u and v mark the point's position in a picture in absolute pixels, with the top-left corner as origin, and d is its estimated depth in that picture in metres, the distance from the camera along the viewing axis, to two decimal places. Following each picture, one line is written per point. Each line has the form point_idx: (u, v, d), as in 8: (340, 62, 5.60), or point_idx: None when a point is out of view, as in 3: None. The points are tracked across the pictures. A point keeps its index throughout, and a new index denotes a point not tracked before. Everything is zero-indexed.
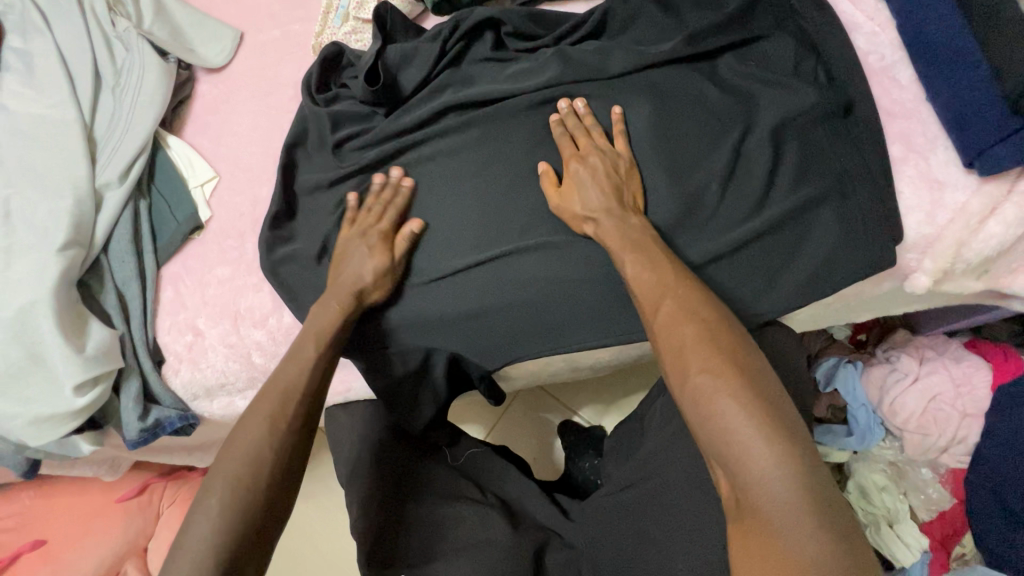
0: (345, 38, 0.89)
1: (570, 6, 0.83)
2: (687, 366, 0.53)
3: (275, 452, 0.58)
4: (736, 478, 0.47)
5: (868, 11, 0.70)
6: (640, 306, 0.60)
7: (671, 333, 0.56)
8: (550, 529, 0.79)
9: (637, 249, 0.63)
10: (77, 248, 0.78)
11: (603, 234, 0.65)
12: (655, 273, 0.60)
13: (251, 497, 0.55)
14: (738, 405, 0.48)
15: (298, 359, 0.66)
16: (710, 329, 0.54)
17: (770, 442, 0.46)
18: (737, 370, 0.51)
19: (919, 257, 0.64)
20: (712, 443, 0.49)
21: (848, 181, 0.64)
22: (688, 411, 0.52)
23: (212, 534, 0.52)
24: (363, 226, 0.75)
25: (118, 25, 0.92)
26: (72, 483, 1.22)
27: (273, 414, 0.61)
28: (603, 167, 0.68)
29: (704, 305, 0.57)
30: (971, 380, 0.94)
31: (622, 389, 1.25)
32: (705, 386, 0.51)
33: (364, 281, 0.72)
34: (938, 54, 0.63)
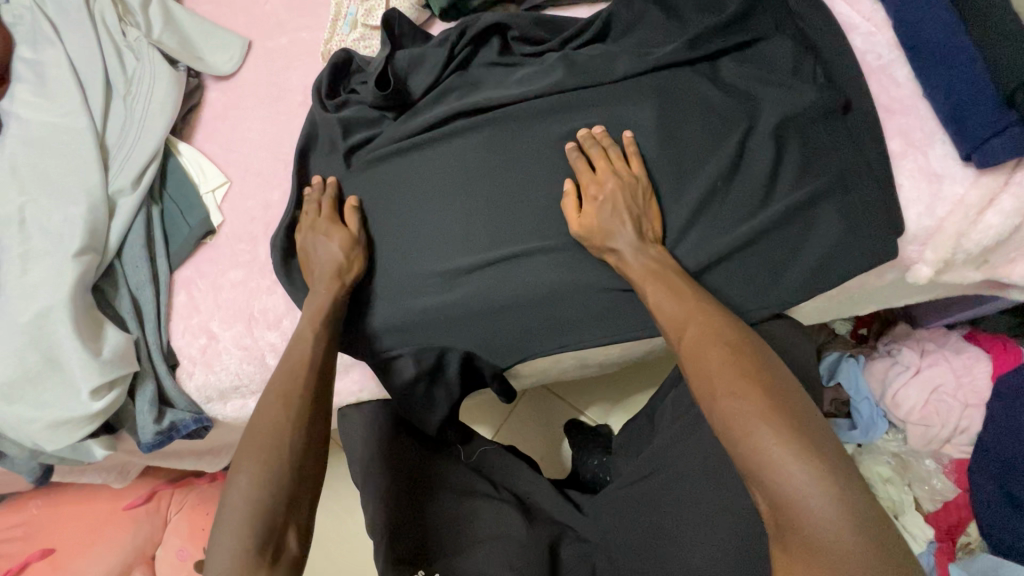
0: (353, 45, 0.91)
1: (574, 11, 0.85)
2: (714, 388, 0.54)
3: (293, 420, 0.61)
4: (773, 498, 0.48)
5: (864, 13, 0.72)
6: (667, 333, 0.62)
7: (697, 357, 0.57)
8: (562, 523, 0.80)
9: (664, 282, 0.64)
10: (92, 254, 0.79)
11: (623, 258, 0.67)
12: (677, 300, 0.62)
13: (280, 467, 0.57)
14: (770, 425, 0.49)
15: (306, 336, 0.69)
16: (733, 350, 0.56)
17: (804, 460, 0.47)
18: (763, 391, 0.52)
19: (920, 249, 0.66)
20: (745, 464, 0.50)
21: (849, 177, 0.66)
22: (719, 433, 0.53)
23: (247, 509, 0.55)
24: (309, 222, 0.79)
25: (128, 35, 0.94)
26: (79, 492, 1.22)
27: (289, 388, 0.63)
28: (621, 195, 0.68)
29: (724, 327, 0.59)
30: (971, 370, 0.96)
31: (627, 389, 1.26)
32: (734, 408, 0.52)
33: (337, 257, 0.76)
34: (933, 51, 0.65)
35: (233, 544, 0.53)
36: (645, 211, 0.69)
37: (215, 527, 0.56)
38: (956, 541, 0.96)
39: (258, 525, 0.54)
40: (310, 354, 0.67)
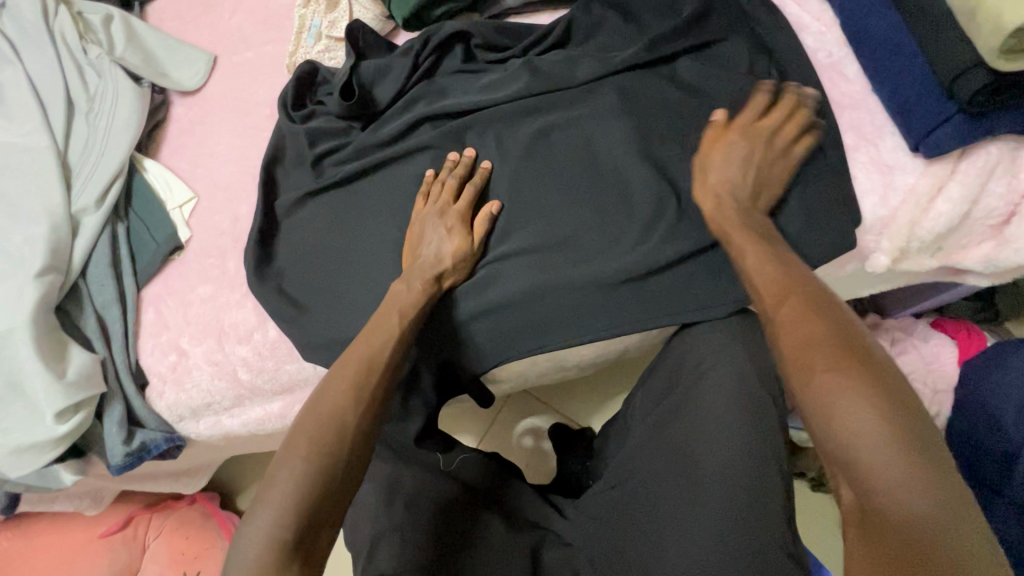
0: (319, 57, 0.91)
1: (536, 18, 0.86)
2: (811, 364, 0.48)
3: (357, 416, 0.58)
4: (861, 493, 0.43)
5: (813, 13, 0.74)
6: (760, 301, 0.56)
7: (794, 327, 0.51)
8: (544, 526, 0.80)
9: (754, 236, 0.60)
10: (55, 273, 0.78)
11: (723, 207, 0.64)
12: (779, 267, 0.56)
13: (334, 461, 0.55)
14: (875, 411, 0.43)
15: (382, 330, 0.66)
16: (839, 327, 0.49)
17: (909, 458, 0.41)
18: (868, 373, 0.45)
19: (877, 238, 0.67)
20: (834, 445, 0.44)
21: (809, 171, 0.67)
22: (805, 410, 0.47)
23: (288, 502, 0.52)
24: (437, 209, 0.75)
25: (90, 53, 0.93)
26: (52, 520, 1.19)
27: (358, 383, 0.61)
28: (758, 142, 0.65)
29: (832, 303, 0.51)
30: (940, 357, 0.98)
31: (609, 391, 1.27)
32: (831, 386, 0.46)
33: (442, 262, 0.73)
34: (878, 48, 0.66)
35: (261, 539, 0.50)
36: (767, 170, 0.65)
37: (253, 503, 0.53)
38: None
39: (298, 516, 0.51)
40: (387, 353, 0.64)
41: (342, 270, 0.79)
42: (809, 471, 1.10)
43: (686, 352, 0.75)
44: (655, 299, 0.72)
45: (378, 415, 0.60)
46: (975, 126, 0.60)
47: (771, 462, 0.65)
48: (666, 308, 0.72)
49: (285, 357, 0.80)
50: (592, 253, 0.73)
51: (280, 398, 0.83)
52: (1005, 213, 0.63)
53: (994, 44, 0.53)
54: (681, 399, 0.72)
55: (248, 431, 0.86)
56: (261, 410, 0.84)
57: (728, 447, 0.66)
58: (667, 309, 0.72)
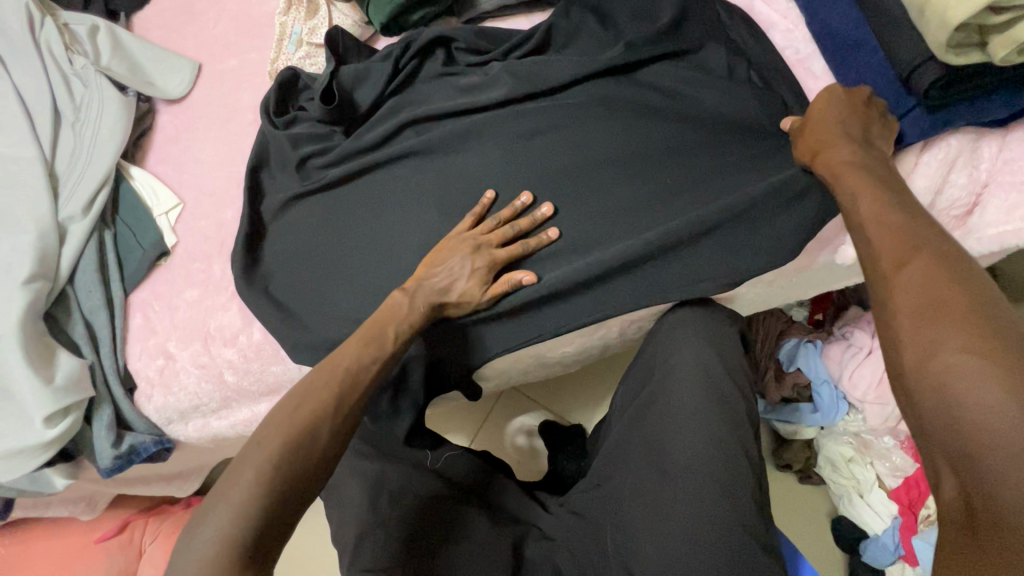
0: (300, 63, 0.93)
1: (513, 21, 0.88)
2: (933, 335, 0.44)
3: (331, 428, 0.60)
4: (973, 481, 0.38)
5: (781, 11, 0.75)
6: (877, 262, 0.51)
7: (921, 298, 0.46)
8: (527, 522, 0.82)
9: (869, 184, 0.56)
10: (42, 280, 0.79)
11: (825, 149, 0.61)
12: (908, 228, 0.51)
13: (299, 471, 0.57)
14: (1004, 400, 0.38)
15: (374, 342, 0.67)
16: (973, 301, 0.44)
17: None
18: (1008, 358, 0.40)
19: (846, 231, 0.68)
20: (949, 433, 0.40)
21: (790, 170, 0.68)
22: (918, 390, 0.43)
23: (248, 506, 0.53)
24: (477, 243, 0.72)
25: (75, 63, 0.94)
26: (48, 526, 1.20)
27: (338, 394, 0.62)
28: (865, 107, 0.62)
29: (972, 276, 0.46)
30: None
31: (599, 390, 1.29)
32: (959, 369, 0.41)
33: (449, 294, 0.72)
34: (841, 45, 0.67)
35: (218, 538, 0.52)
36: (873, 128, 0.62)
37: (211, 498, 0.55)
38: (916, 513, 0.98)
39: (255, 520, 0.53)
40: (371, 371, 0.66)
41: (327, 271, 0.81)
42: (796, 463, 1.12)
43: (665, 345, 0.75)
44: (630, 292, 0.72)
45: (350, 427, 0.62)
46: (933, 120, 0.61)
47: (738, 456, 0.67)
48: (639, 299, 0.72)
49: (270, 358, 0.81)
50: (572, 252, 0.73)
51: (266, 399, 0.84)
52: (969, 202, 0.65)
53: (942, 40, 0.54)
54: (652, 395, 0.74)
55: (236, 432, 0.87)
56: (247, 412, 0.85)
57: (697, 440, 0.67)
58: (640, 297, 0.72)
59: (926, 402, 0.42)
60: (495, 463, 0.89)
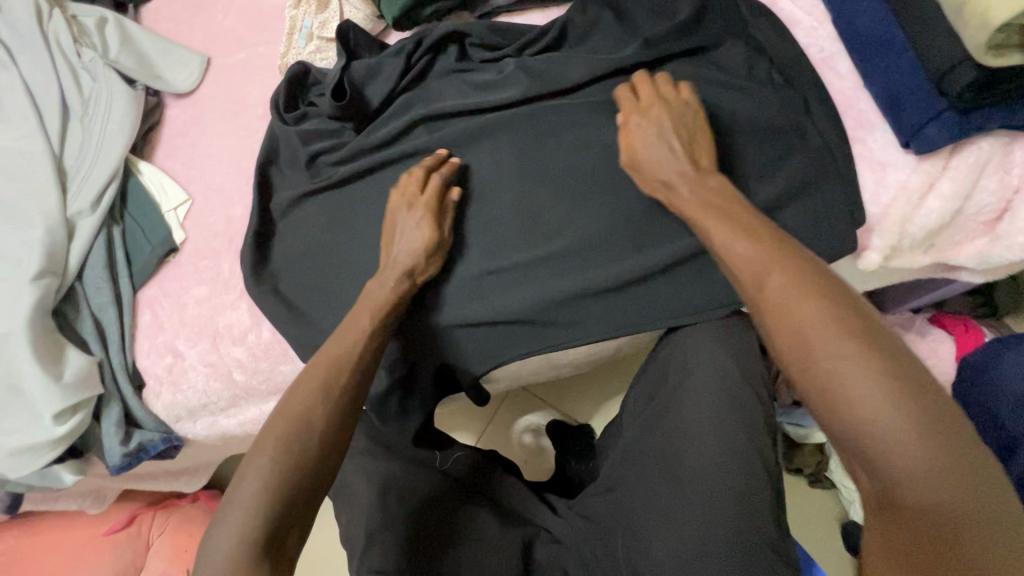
0: (310, 57, 0.91)
1: (527, 17, 0.86)
2: (812, 345, 0.45)
3: (327, 418, 0.58)
4: (879, 477, 0.41)
5: (806, 7, 0.73)
6: (740, 278, 0.53)
7: (785, 310, 0.48)
8: (537, 524, 0.81)
9: (714, 209, 0.58)
10: (51, 276, 0.79)
11: (674, 191, 0.62)
12: (754, 241, 0.53)
13: (302, 465, 0.55)
14: (887, 397, 0.41)
15: (356, 329, 0.66)
16: (834, 304, 0.47)
17: (924, 440, 0.40)
18: (872, 352, 0.44)
19: (869, 235, 0.65)
20: (845, 435, 0.43)
21: (816, 179, 0.65)
22: (814, 398, 0.45)
23: (258, 506, 0.53)
24: (407, 200, 0.72)
25: (84, 56, 0.93)
26: (58, 518, 1.21)
27: (330, 384, 0.61)
28: (667, 117, 0.65)
29: (819, 276, 0.49)
30: (937, 353, 0.98)
31: (606, 389, 1.28)
32: (842, 370, 0.43)
33: (416, 256, 0.70)
34: (870, 43, 0.65)
35: (232, 541, 0.51)
36: (694, 139, 0.64)
37: (223, 504, 0.54)
38: None
39: (266, 519, 0.52)
40: (357, 351, 0.64)
41: (334, 268, 0.79)
42: (806, 468, 1.11)
43: (685, 352, 0.74)
44: (641, 307, 0.73)
45: (350, 414, 0.61)
46: (965, 123, 0.59)
47: (756, 462, 0.65)
48: (652, 313, 0.73)
49: (279, 357, 0.80)
50: (588, 258, 0.73)
51: (275, 398, 0.83)
52: (998, 208, 0.63)
53: (982, 40, 0.56)
54: (668, 397, 0.73)
55: (244, 431, 0.87)
56: (255, 410, 0.84)
57: (711, 444, 0.66)
58: (654, 314, 0.73)
59: (822, 409, 0.44)
60: (500, 462, 0.89)
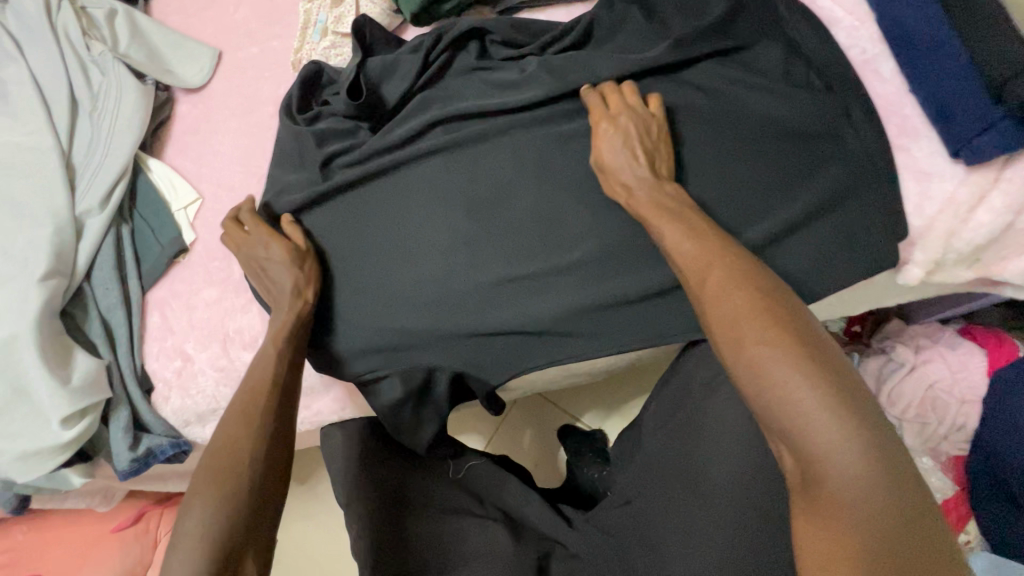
0: (324, 53, 0.88)
1: (549, 12, 0.83)
2: (742, 333, 0.50)
3: (255, 439, 0.60)
4: (798, 450, 0.46)
5: (846, 7, 0.68)
6: (684, 274, 0.57)
7: (720, 303, 0.52)
8: (551, 538, 0.78)
9: (663, 211, 0.60)
10: (59, 277, 0.77)
11: (633, 194, 0.63)
12: (696, 243, 0.57)
13: (242, 488, 0.57)
14: (802, 378, 0.46)
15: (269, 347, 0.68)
16: (761, 296, 0.51)
17: (837, 416, 0.44)
18: (796, 341, 0.48)
19: (910, 249, 0.63)
20: (768, 413, 0.47)
21: (854, 189, 0.63)
22: (744, 382, 0.49)
23: (205, 537, 0.53)
24: (248, 242, 0.76)
25: (93, 49, 0.91)
26: (66, 514, 1.20)
27: (252, 404, 0.63)
28: (631, 125, 0.64)
29: (751, 271, 0.54)
30: (967, 366, 0.94)
31: (620, 394, 1.25)
32: (766, 355, 0.48)
33: (285, 267, 0.73)
34: (917, 45, 0.62)
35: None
36: (656, 146, 0.64)
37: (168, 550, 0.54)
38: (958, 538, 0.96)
39: (215, 548, 0.53)
40: (270, 373, 0.66)
41: (352, 271, 0.77)
42: None
43: (699, 365, 0.72)
44: (662, 319, 0.70)
45: (279, 428, 0.63)
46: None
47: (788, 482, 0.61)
48: (677, 325, 0.70)
49: None
50: (613, 267, 0.70)
51: None
52: None
53: None
54: (693, 412, 0.70)
55: None
56: None
57: (736, 464, 0.64)
58: (680, 325, 0.70)
59: (749, 392, 0.49)
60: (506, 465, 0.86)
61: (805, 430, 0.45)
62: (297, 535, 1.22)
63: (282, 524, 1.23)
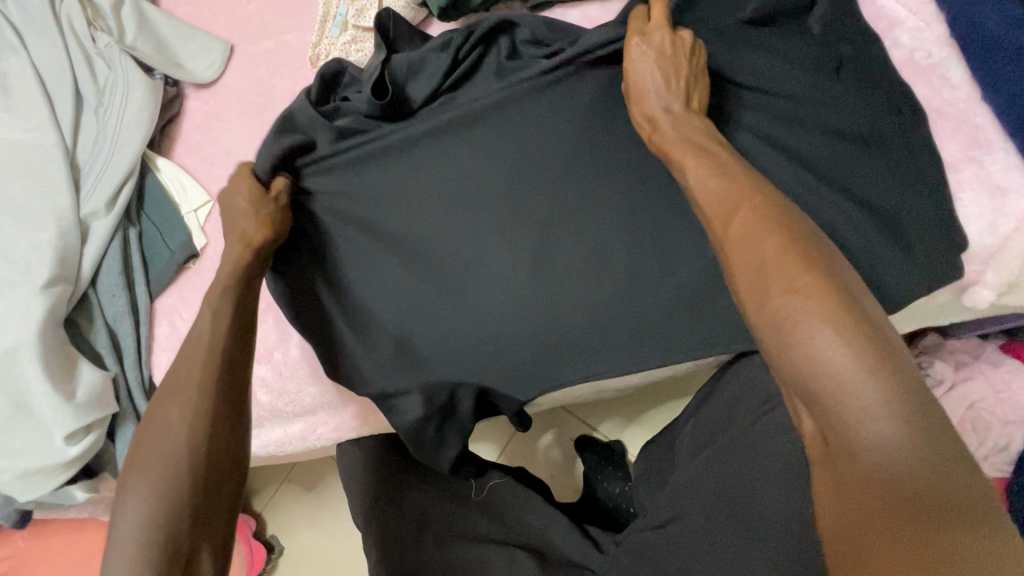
0: (344, 49, 0.84)
1: (584, 9, 0.79)
2: (767, 282, 0.43)
3: (195, 414, 0.51)
4: (821, 414, 0.39)
5: (910, 6, 0.65)
6: (707, 222, 0.50)
7: (746, 248, 0.46)
8: (580, 564, 0.74)
9: (695, 148, 0.54)
10: (63, 284, 0.73)
11: (659, 128, 0.58)
12: (725, 180, 0.51)
13: (181, 471, 0.49)
14: (830, 331, 0.39)
15: (213, 309, 0.58)
16: (793, 242, 0.44)
17: (869, 375, 0.37)
18: (832, 291, 0.41)
19: (980, 269, 0.59)
20: (789, 371, 0.41)
21: (926, 204, 0.58)
22: (764, 338, 0.43)
23: (142, 532, 0.46)
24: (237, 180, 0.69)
25: (98, 41, 0.86)
26: (64, 523, 1.15)
27: (192, 376, 0.53)
28: (671, 48, 0.58)
29: (785, 215, 0.47)
30: (1011, 385, 0.88)
31: (639, 404, 1.18)
32: (792, 304, 0.41)
33: (242, 212, 0.66)
34: (994, 50, 0.59)
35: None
36: (691, 76, 0.59)
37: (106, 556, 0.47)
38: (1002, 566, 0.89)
39: (157, 544, 0.45)
40: (210, 341, 0.56)
41: (374, 277, 0.72)
42: None
43: (739, 387, 0.69)
44: (704, 337, 0.65)
45: (224, 399, 0.53)
46: None
47: None
48: (723, 345, 0.65)
49: (308, 378, 0.76)
50: (651, 281, 0.66)
51: (301, 420, 0.81)
52: None
53: None
54: (736, 438, 0.66)
55: (268, 452, 0.84)
56: (281, 432, 0.81)
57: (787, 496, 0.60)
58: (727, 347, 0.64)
59: (769, 345, 0.42)
60: (528, 483, 0.81)
61: (830, 389, 0.38)
62: (305, 545, 1.18)
63: (289, 533, 1.19)
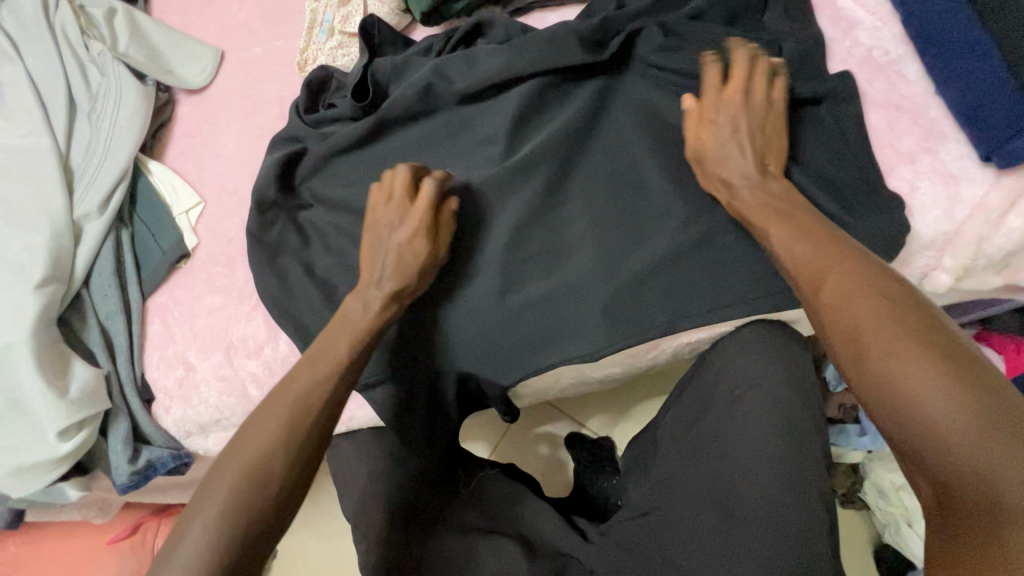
0: (331, 53, 0.87)
1: (562, 12, 0.82)
2: (865, 345, 0.47)
3: (286, 450, 0.54)
4: (936, 472, 0.41)
5: (868, 7, 0.69)
6: (796, 280, 0.54)
7: (840, 309, 0.49)
8: (567, 554, 0.74)
9: (777, 212, 0.57)
10: (56, 284, 0.75)
11: (735, 193, 0.60)
12: (812, 244, 0.54)
13: (255, 503, 0.52)
14: (939, 389, 0.42)
15: (327, 359, 0.60)
16: (893, 306, 0.47)
17: (982, 428, 0.40)
18: (930, 350, 0.44)
19: (937, 255, 0.62)
20: (900, 430, 0.43)
21: (879, 186, 0.61)
22: (868, 398, 0.46)
23: (211, 550, 0.50)
24: (397, 211, 0.66)
25: (91, 48, 0.88)
26: (59, 527, 1.16)
27: (298, 413, 0.56)
28: (749, 116, 0.61)
29: (877, 278, 0.49)
30: None
31: (626, 400, 1.21)
32: (897, 366, 0.44)
33: (404, 272, 0.64)
34: (947, 49, 0.62)
35: None
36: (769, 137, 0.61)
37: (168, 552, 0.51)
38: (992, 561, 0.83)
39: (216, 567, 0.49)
40: (319, 382, 0.58)
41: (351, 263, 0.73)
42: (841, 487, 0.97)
43: (717, 376, 0.71)
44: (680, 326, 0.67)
45: (314, 447, 0.56)
46: None
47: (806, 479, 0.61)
48: None
49: None
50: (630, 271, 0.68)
51: None
52: None
53: None
54: (717, 422, 0.68)
55: None
56: None
57: (772, 482, 0.61)
58: None
59: (879, 406, 0.45)
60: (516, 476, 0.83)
61: (944, 446, 0.41)
62: (299, 546, 1.19)
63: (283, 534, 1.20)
